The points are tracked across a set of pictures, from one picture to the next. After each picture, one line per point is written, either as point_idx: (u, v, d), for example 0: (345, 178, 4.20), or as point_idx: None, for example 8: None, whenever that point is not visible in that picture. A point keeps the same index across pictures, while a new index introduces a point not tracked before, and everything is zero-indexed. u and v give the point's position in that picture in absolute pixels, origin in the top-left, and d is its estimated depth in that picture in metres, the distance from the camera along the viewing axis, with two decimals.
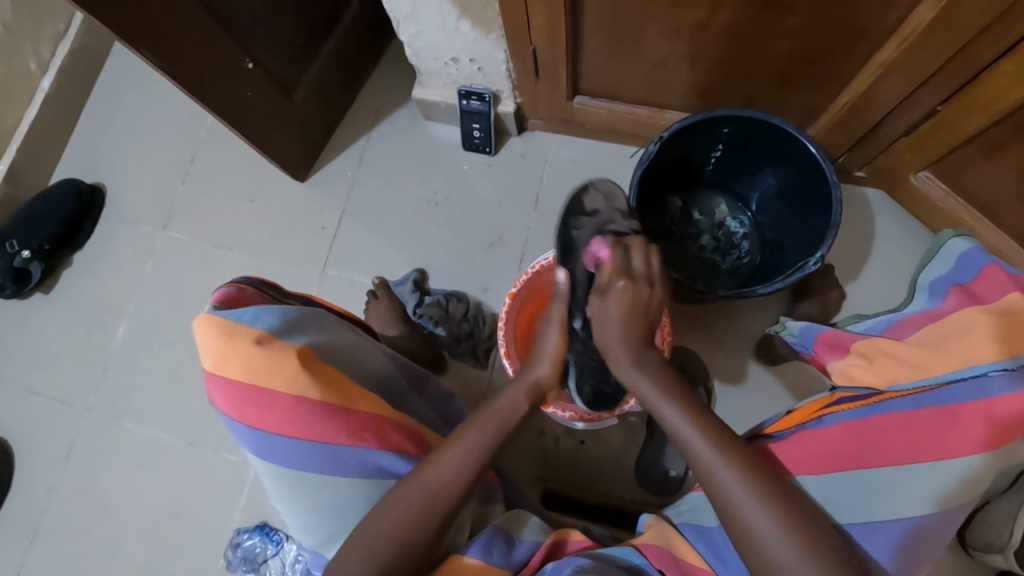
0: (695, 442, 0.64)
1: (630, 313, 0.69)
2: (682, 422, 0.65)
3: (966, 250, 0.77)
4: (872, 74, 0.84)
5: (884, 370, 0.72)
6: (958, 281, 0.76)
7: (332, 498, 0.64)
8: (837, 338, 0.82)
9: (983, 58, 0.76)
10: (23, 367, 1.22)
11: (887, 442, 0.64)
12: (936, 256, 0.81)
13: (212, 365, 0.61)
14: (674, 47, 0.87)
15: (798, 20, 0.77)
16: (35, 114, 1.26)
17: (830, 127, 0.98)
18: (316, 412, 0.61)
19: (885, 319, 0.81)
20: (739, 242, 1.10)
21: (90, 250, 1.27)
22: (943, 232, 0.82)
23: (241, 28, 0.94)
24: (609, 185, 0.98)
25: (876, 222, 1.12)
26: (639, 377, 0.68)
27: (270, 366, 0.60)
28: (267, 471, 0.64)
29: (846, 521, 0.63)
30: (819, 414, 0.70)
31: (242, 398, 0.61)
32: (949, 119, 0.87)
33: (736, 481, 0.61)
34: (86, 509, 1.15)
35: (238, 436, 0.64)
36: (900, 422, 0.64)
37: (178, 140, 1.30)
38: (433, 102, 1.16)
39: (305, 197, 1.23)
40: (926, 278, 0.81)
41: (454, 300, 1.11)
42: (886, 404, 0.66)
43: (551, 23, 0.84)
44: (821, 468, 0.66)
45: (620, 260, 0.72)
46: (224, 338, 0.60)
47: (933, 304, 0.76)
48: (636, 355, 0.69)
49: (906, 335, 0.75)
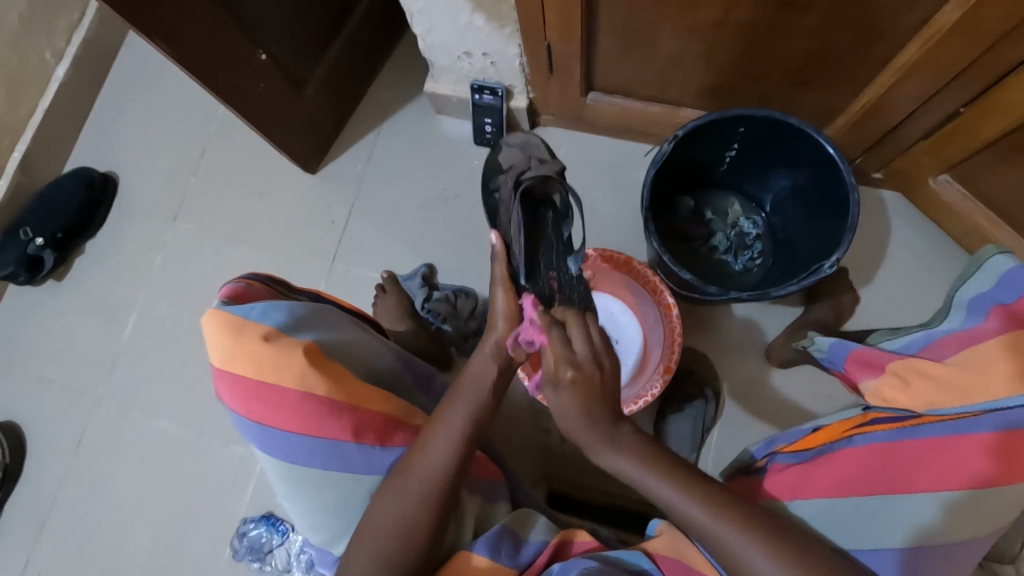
0: (686, 508, 0.60)
1: (586, 403, 0.59)
2: (674, 493, 0.61)
3: (1007, 269, 0.74)
4: (891, 75, 0.82)
5: (919, 393, 0.72)
6: (998, 302, 0.73)
7: (339, 496, 0.65)
8: (869, 356, 0.80)
9: (1008, 61, 0.74)
10: (36, 354, 1.24)
11: (912, 468, 0.63)
12: (976, 273, 0.77)
13: (220, 361, 0.61)
14: (690, 45, 0.86)
15: (818, 19, 0.75)
16: (49, 103, 1.26)
17: (847, 128, 0.96)
18: (323, 410, 0.61)
19: (920, 337, 0.78)
20: (752, 243, 1.08)
21: (102, 240, 1.27)
22: (982, 249, 0.78)
23: (253, 20, 0.93)
24: (515, 143, 0.86)
25: (892, 225, 1.10)
26: (617, 457, 0.61)
27: (277, 364, 0.60)
28: (275, 468, 0.64)
29: (851, 547, 0.63)
30: (848, 434, 0.69)
31: (249, 395, 0.61)
32: (970, 123, 0.85)
33: (734, 538, 0.59)
34: (96, 496, 1.16)
35: (245, 432, 0.64)
36: (931, 449, 0.63)
37: (190, 131, 1.30)
38: (444, 97, 1.15)
39: (314, 190, 1.23)
40: (963, 295, 0.78)
41: (462, 296, 1.11)
42: (919, 428, 0.65)
43: (566, 19, 0.83)
44: (850, 492, 0.65)
45: (560, 348, 0.61)
46: (233, 334, 0.60)
47: (970, 323, 0.74)
48: (608, 433, 0.61)
49: (944, 356, 0.73)
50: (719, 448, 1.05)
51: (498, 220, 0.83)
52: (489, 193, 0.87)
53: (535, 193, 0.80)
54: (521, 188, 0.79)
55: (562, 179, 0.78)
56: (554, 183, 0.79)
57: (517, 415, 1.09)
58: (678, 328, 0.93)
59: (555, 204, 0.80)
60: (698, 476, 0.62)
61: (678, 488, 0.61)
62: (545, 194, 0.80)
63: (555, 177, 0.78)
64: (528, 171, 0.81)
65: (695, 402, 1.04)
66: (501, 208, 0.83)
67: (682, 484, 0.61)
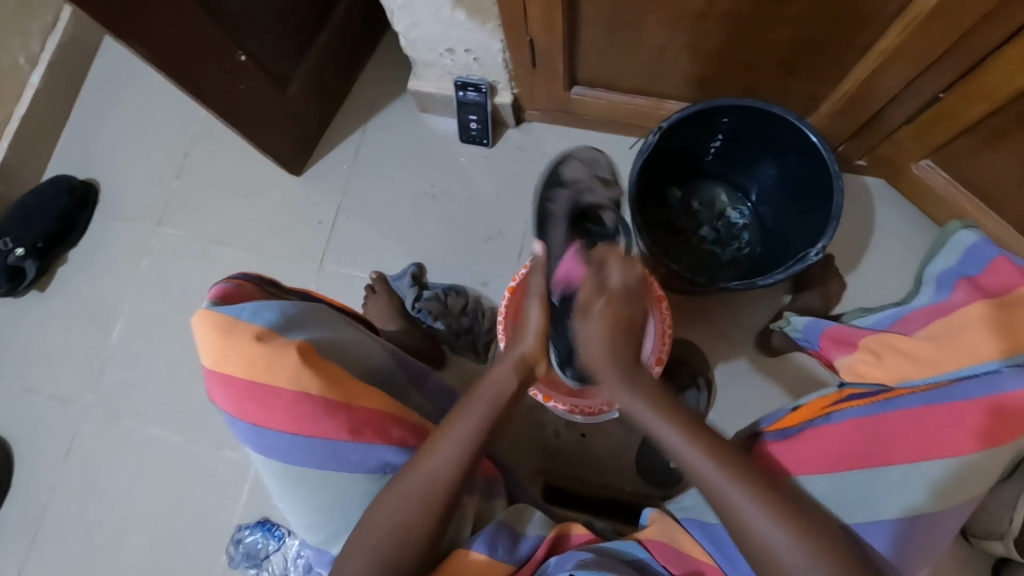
0: (697, 464, 0.60)
1: (614, 330, 0.63)
2: (680, 442, 0.61)
3: (973, 242, 0.79)
4: (873, 62, 0.82)
5: (891, 366, 0.74)
6: (964, 274, 0.78)
7: (335, 495, 0.64)
8: (843, 334, 0.84)
9: (986, 44, 0.75)
10: (21, 365, 1.21)
11: (896, 440, 0.64)
12: (944, 250, 0.84)
13: (212, 363, 0.60)
14: (674, 36, 0.86)
15: (799, 7, 0.75)
16: (26, 109, 1.24)
17: (831, 116, 0.96)
18: (317, 409, 0.61)
19: (892, 313, 0.84)
20: (740, 233, 1.09)
21: (85, 247, 1.25)
22: (950, 225, 0.84)
23: (233, 20, 0.92)
24: (583, 159, 0.99)
25: (877, 211, 1.12)
26: (630, 400, 0.63)
27: (269, 364, 0.59)
28: (270, 469, 0.63)
29: (851, 521, 0.63)
30: (826, 412, 0.69)
31: (242, 396, 0.60)
32: (951, 107, 0.86)
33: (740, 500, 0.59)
34: (88, 506, 1.15)
35: (239, 434, 0.63)
36: (909, 420, 0.64)
37: (172, 135, 1.28)
38: (429, 94, 1.14)
39: (300, 191, 1.22)
40: (933, 271, 0.83)
41: (453, 294, 1.11)
42: (894, 401, 0.66)
43: (549, 13, 0.82)
44: (831, 467, 0.65)
45: (596, 278, 0.66)
46: (223, 334, 0.59)
47: (940, 297, 0.78)
48: (625, 375, 0.63)
49: (913, 329, 0.77)
50: None
51: (546, 230, 0.92)
52: (542, 201, 0.95)
53: (588, 215, 0.92)
54: (574, 207, 0.92)
55: (615, 207, 0.92)
56: (606, 211, 0.93)
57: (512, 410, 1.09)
58: (668, 319, 0.91)
59: (603, 226, 0.92)
60: (703, 426, 0.63)
61: (692, 443, 0.61)
62: (593, 216, 0.93)
63: (607, 205, 0.93)
64: (586, 194, 0.93)
65: (690, 392, 1.05)
66: (553, 221, 0.92)
67: (687, 432, 0.61)
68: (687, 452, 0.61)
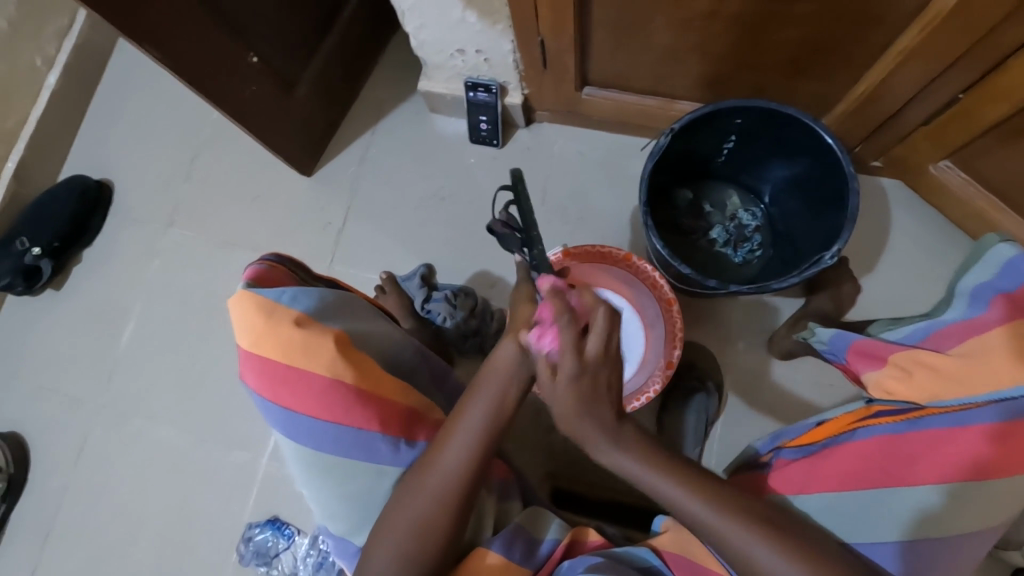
0: (712, 520, 0.60)
1: (584, 398, 0.59)
2: (694, 502, 0.60)
3: (1011, 257, 0.73)
4: (888, 63, 0.81)
5: (922, 385, 0.71)
6: (1000, 290, 0.73)
7: (361, 486, 0.64)
8: (871, 347, 0.80)
9: (1006, 44, 0.73)
10: (36, 363, 1.23)
11: (919, 459, 0.63)
12: (979, 262, 0.77)
13: (249, 343, 0.61)
14: (686, 37, 0.85)
15: (813, 7, 0.74)
16: (41, 111, 1.25)
17: (844, 117, 0.95)
18: (352, 398, 0.62)
19: (921, 328, 0.78)
20: (752, 235, 1.07)
21: (99, 248, 1.27)
22: (985, 237, 0.77)
23: (243, 22, 0.93)
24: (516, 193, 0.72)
25: (892, 212, 1.10)
26: (618, 457, 0.61)
27: (307, 350, 0.60)
28: (298, 455, 0.64)
29: (854, 541, 0.64)
30: (853, 426, 0.68)
31: (279, 377, 0.61)
32: (969, 109, 0.85)
33: (757, 546, 0.58)
34: (101, 503, 1.16)
35: (269, 416, 0.64)
36: (935, 441, 0.63)
37: (184, 136, 1.29)
38: (439, 94, 1.14)
39: (311, 191, 1.23)
40: (966, 284, 0.77)
41: (462, 295, 1.07)
42: (924, 420, 0.64)
43: (558, 14, 0.82)
44: (849, 486, 0.65)
45: (575, 337, 0.58)
46: (265, 317, 0.60)
47: (973, 312, 0.73)
48: (611, 434, 0.61)
49: (947, 347, 0.72)
50: (723, 441, 1.05)
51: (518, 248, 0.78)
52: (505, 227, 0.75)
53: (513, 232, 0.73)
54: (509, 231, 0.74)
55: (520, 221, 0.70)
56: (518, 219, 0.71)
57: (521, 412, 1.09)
58: (679, 324, 0.93)
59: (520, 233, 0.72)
60: (699, 473, 0.62)
61: (696, 497, 0.61)
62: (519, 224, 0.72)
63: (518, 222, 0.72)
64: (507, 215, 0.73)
65: (699, 395, 1.04)
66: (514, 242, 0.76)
67: (709, 501, 0.60)
68: (678, 496, 0.61)
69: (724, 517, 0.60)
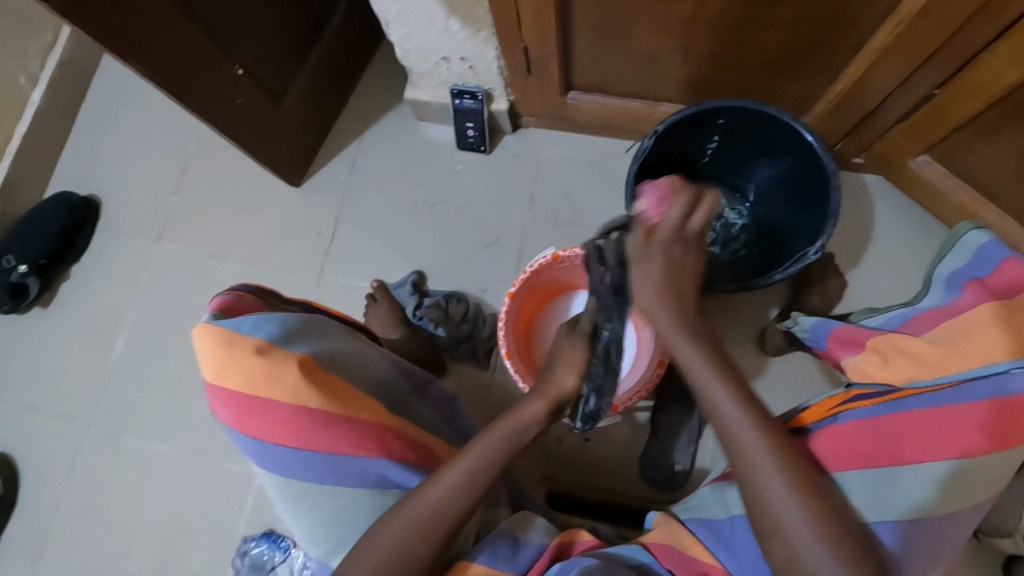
0: (737, 427, 0.63)
1: (667, 276, 0.66)
2: (733, 412, 0.63)
3: (984, 242, 0.77)
4: (864, 62, 0.83)
5: (899, 368, 0.73)
6: (974, 276, 0.76)
7: (337, 509, 0.65)
8: (851, 334, 0.81)
9: (976, 42, 0.75)
10: (25, 382, 1.22)
11: (904, 439, 0.64)
12: (952, 250, 0.81)
13: (213, 376, 0.61)
14: (667, 40, 0.86)
15: (789, 10, 0.76)
16: (26, 128, 1.25)
17: (825, 116, 0.97)
18: (319, 422, 0.62)
19: (898, 314, 0.81)
20: (739, 235, 1.06)
21: (86, 264, 1.26)
22: (959, 226, 0.81)
23: (228, 34, 0.93)
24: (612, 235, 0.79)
25: (876, 208, 1.11)
26: (683, 345, 0.67)
27: (269, 378, 0.61)
28: (272, 482, 0.64)
29: (872, 520, 0.61)
30: (834, 411, 0.68)
31: (244, 409, 0.61)
32: (945, 104, 0.86)
33: (765, 461, 0.61)
34: (94, 521, 1.15)
35: (241, 447, 0.64)
36: (917, 421, 0.64)
37: (172, 149, 1.29)
38: (426, 103, 1.15)
39: (301, 201, 1.23)
40: (941, 272, 0.81)
41: (454, 300, 1.10)
42: (903, 402, 0.66)
43: (540, 20, 0.83)
44: (844, 467, 0.64)
45: (682, 214, 0.67)
46: (225, 348, 0.61)
47: (948, 298, 0.76)
48: (682, 325, 0.67)
49: (921, 331, 0.75)
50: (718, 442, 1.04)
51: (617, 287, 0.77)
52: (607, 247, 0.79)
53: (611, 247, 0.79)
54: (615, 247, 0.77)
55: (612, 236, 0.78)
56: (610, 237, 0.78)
57: None
58: None
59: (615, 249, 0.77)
60: (754, 400, 0.65)
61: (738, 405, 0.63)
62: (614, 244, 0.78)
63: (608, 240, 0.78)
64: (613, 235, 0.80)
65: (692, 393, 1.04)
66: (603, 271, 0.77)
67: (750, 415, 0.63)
68: (730, 414, 0.63)
69: (757, 432, 0.62)
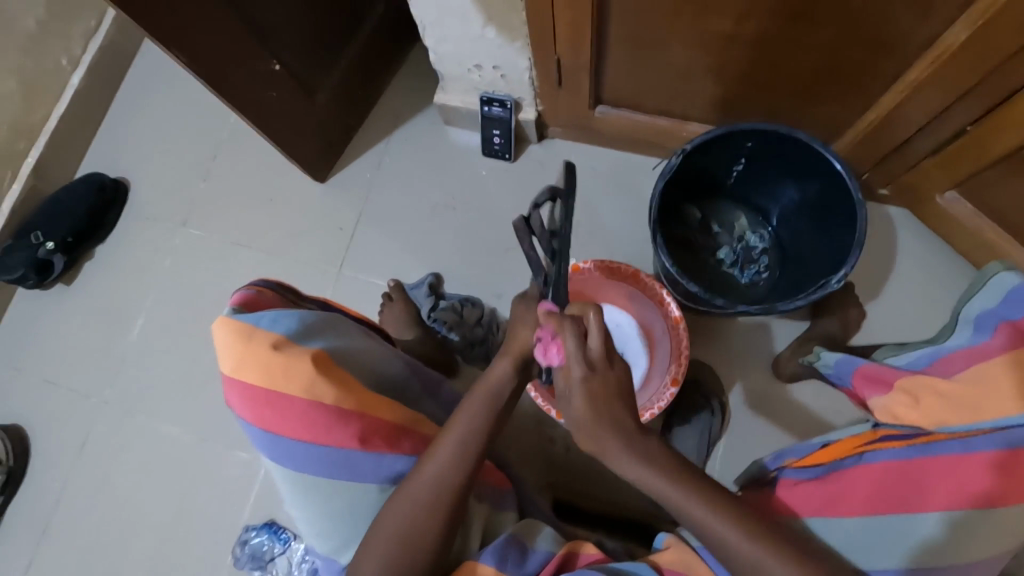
0: (721, 532, 0.59)
1: (597, 406, 0.61)
2: (702, 514, 0.60)
3: (1015, 284, 0.75)
4: (900, 91, 0.82)
5: (930, 408, 0.72)
6: (1005, 317, 0.74)
7: (345, 504, 0.65)
8: (876, 372, 0.82)
9: (1015, 79, 0.75)
10: (43, 356, 1.24)
11: (930, 485, 0.63)
12: (983, 288, 0.79)
13: (231, 369, 0.62)
14: (701, 59, 0.87)
15: (829, 34, 0.76)
16: (63, 109, 1.28)
17: (855, 144, 0.97)
18: (332, 416, 0.62)
19: (927, 353, 0.80)
20: (759, 257, 1.09)
21: (111, 245, 1.28)
22: (988, 265, 0.79)
23: (268, 27, 0.95)
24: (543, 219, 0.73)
25: (899, 240, 1.11)
26: (630, 464, 0.61)
27: (286, 372, 0.61)
28: (283, 475, 0.65)
29: (867, 567, 0.63)
30: (860, 450, 0.68)
31: (259, 402, 0.62)
32: (979, 139, 0.86)
33: (760, 554, 0.59)
34: (99, 499, 1.16)
35: (254, 439, 0.65)
36: (946, 467, 0.63)
37: (202, 137, 1.32)
38: (455, 107, 1.16)
39: (325, 197, 1.24)
40: (970, 310, 0.79)
41: (469, 305, 1.11)
42: (933, 446, 0.64)
43: (577, 32, 0.84)
44: (861, 509, 0.64)
45: (577, 338, 0.62)
46: (243, 342, 0.61)
47: (978, 339, 0.75)
48: (621, 434, 0.61)
49: (952, 372, 0.74)
50: (726, 460, 1.04)
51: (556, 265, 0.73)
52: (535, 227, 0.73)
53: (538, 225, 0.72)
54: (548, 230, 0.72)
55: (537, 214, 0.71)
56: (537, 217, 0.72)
57: (523, 424, 1.09)
58: (685, 342, 0.92)
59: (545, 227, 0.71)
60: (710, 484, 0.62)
61: (709, 506, 0.60)
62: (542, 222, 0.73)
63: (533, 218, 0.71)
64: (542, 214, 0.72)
65: (703, 413, 1.04)
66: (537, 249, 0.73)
67: (724, 516, 0.60)
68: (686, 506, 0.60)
69: (740, 531, 0.60)
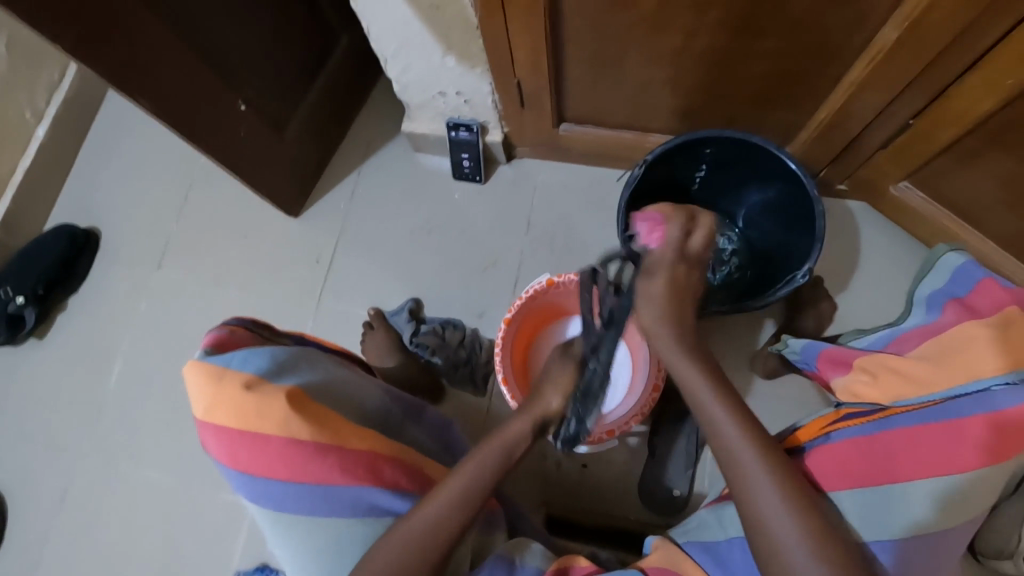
0: (751, 466, 0.63)
1: (672, 298, 0.72)
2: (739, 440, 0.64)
3: (959, 263, 0.82)
4: (846, 90, 0.86)
5: (886, 386, 0.75)
6: (953, 296, 0.80)
7: (328, 541, 0.64)
8: (839, 354, 0.84)
9: (949, 72, 0.79)
10: (16, 414, 1.21)
11: (897, 458, 0.64)
12: (931, 272, 0.86)
13: (204, 412, 0.62)
14: (655, 73, 0.90)
15: (772, 42, 0.80)
16: (29, 162, 1.27)
17: (810, 142, 1.00)
18: (309, 452, 0.62)
19: (884, 334, 0.85)
20: (730, 258, 1.09)
21: (83, 295, 1.27)
22: (938, 248, 0.86)
23: (231, 68, 0.96)
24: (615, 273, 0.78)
25: (862, 233, 1.14)
26: (687, 366, 0.70)
27: (260, 411, 0.61)
28: (264, 516, 0.64)
29: (872, 538, 0.62)
30: (825, 431, 0.70)
31: (235, 443, 0.62)
32: (924, 131, 0.90)
33: (780, 512, 0.60)
34: (82, 557, 1.12)
35: (233, 482, 0.65)
36: (906, 439, 0.65)
37: (173, 181, 1.32)
38: (423, 134, 1.18)
39: (300, 230, 1.25)
40: (923, 292, 0.85)
41: (450, 326, 1.10)
42: (891, 420, 0.67)
43: (534, 55, 0.87)
44: (837, 485, 0.65)
45: (681, 232, 0.74)
46: (215, 383, 0.62)
47: (930, 317, 0.80)
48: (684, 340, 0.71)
49: (907, 349, 0.78)
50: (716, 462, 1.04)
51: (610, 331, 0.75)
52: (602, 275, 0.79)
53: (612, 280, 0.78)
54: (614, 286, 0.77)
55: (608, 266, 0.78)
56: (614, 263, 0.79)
57: None
58: None
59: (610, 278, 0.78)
60: (744, 407, 0.67)
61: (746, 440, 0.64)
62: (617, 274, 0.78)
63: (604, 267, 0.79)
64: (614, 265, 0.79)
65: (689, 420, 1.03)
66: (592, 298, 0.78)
67: (763, 459, 0.63)
68: (727, 428, 0.65)
69: (770, 473, 0.62)
